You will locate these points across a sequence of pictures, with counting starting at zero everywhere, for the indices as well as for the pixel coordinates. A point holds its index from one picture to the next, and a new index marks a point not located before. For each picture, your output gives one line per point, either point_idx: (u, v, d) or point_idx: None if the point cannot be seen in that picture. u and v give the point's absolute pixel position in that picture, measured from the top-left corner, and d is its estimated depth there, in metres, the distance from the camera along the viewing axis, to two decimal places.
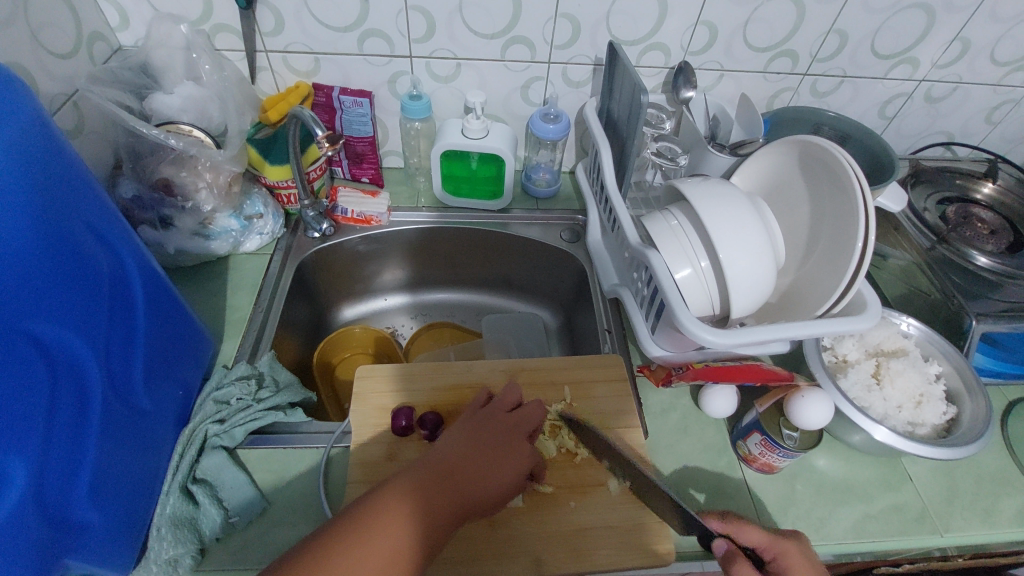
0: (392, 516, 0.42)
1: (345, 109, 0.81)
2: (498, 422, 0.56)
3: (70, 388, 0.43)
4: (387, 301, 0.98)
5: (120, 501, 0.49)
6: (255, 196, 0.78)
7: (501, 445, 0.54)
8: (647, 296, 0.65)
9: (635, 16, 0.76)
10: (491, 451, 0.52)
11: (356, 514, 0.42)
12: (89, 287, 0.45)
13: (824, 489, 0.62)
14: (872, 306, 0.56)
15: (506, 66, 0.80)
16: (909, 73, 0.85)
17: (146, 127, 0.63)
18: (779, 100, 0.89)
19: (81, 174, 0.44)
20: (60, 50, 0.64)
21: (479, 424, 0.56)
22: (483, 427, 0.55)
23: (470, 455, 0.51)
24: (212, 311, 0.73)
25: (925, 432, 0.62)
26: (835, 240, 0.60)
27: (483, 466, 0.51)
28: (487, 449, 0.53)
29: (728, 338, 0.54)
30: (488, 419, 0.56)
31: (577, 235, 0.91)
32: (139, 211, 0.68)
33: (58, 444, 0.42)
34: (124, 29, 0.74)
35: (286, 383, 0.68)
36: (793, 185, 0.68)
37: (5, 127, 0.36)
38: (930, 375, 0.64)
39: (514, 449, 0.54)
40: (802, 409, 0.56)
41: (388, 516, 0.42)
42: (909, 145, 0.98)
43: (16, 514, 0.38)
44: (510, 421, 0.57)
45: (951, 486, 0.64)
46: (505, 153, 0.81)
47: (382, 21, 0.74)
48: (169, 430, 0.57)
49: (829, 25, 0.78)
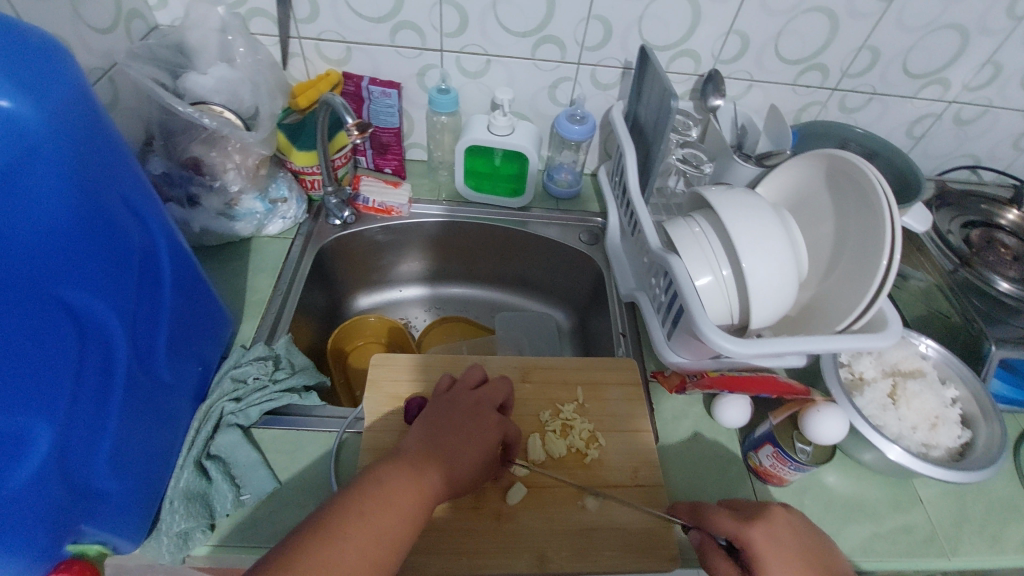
0: (387, 490, 0.45)
1: (373, 99, 0.82)
2: (466, 402, 0.56)
3: (97, 356, 0.44)
4: (402, 292, 0.98)
5: (137, 471, 0.50)
6: (281, 180, 0.79)
7: (477, 421, 0.54)
8: (665, 301, 0.65)
9: (668, 21, 0.76)
10: (468, 427, 0.54)
11: (354, 489, 0.44)
12: (120, 258, 0.45)
13: (833, 506, 0.62)
14: (893, 325, 0.56)
15: (535, 65, 0.81)
16: (939, 94, 0.85)
17: (180, 105, 0.63)
18: (807, 113, 0.88)
19: (118, 146, 0.45)
20: (99, 25, 0.65)
21: (448, 405, 0.56)
22: (452, 408, 0.55)
23: (448, 431, 0.52)
24: (232, 291, 0.74)
25: (939, 454, 0.61)
26: (858, 256, 0.60)
27: (465, 441, 0.52)
28: (464, 425, 0.54)
29: (746, 347, 0.54)
30: (460, 401, 0.57)
31: (596, 237, 0.90)
32: (168, 187, 0.69)
33: (83, 410, 0.42)
34: (162, 8, 0.75)
35: (302, 366, 0.69)
36: (818, 199, 0.67)
37: (53, 97, 0.37)
38: (946, 398, 0.64)
39: (491, 422, 0.55)
40: (817, 424, 0.56)
41: (384, 489, 0.45)
42: (935, 167, 0.97)
43: (37, 477, 0.39)
44: (480, 400, 0.58)
45: (962, 511, 0.63)
46: (529, 151, 0.82)
47: (415, 13, 0.75)
48: (186, 404, 0.58)
49: (862, 41, 0.78)
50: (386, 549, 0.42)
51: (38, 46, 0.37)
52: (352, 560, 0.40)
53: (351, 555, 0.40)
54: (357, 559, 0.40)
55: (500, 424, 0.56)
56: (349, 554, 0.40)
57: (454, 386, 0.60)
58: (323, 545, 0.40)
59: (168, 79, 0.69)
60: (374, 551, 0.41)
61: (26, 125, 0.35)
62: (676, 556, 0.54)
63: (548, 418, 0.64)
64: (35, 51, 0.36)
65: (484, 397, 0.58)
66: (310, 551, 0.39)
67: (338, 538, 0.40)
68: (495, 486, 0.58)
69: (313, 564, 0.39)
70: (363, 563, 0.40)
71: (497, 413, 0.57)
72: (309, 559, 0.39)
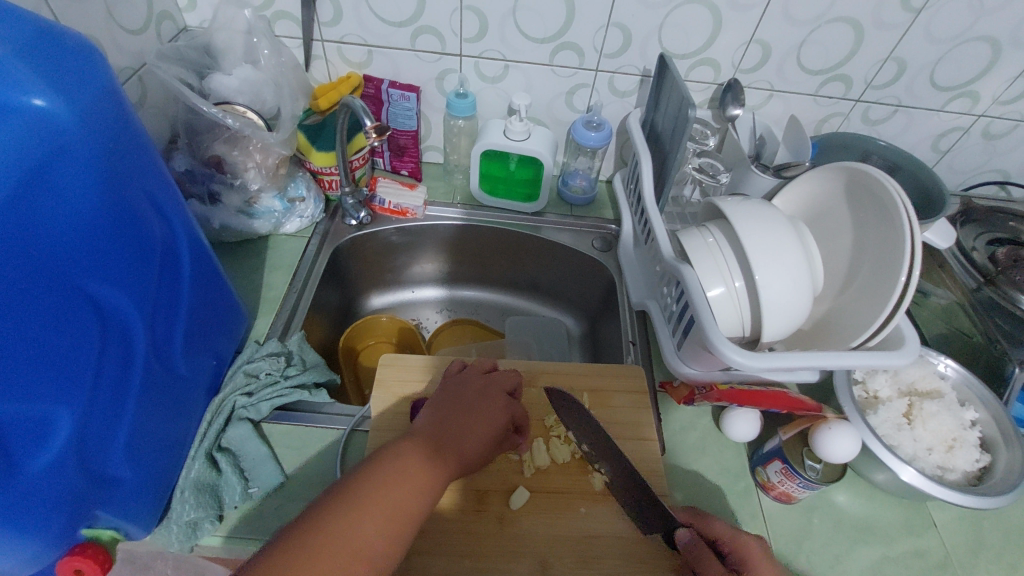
0: (398, 466, 0.46)
1: (393, 102, 0.83)
2: (472, 385, 0.57)
3: (117, 349, 0.45)
4: (417, 293, 0.99)
5: (151, 459, 0.51)
6: (300, 179, 0.81)
7: (485, 404, 0.56)
8: (676, 311, 0.65)
9: (687, 29, 0.75)
10: (478, 408, 0.55)
11: (370, 464, 0.46)
12: (142, 252, 0.47)
13: (843, 526, 0.60)
14: (911, 343, 0.55)
15: (553, 71, 0.81)
16: (967, 107, 0.83)
17: (205, 105, 0.66)
18: (828, 124, 0.87)
19: (145, 145, 0.46)
20: (131, 26, 0.68)
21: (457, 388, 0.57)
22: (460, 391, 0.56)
23: (456, 412, 0.53)
24: (248, 287, 0.75)
25: (955, 478, 0.59)
26: (876, 272, 0.59)
27: (473, 422, 0.53)
28: (474, 408, 0.55)
29: (757, 361, 0.53)
30: (466, 382, 0.58)
31: (609, 244, 0.90)
32: (191, 184, 0.71)
33: (101, 401, 0.44)
34: (191, 10, 0.77)
35: (313, 363, 0.70)
36: (836, 211, 0.66)
37: (84, 98, 0.38)
38: (964, 420, 0.62)
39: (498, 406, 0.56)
40: (828, 440, 0.55)
41: (395, 465, 0.46)
42: (961, 182, 0.95)
43: (56, 463, 0.41)
44: (488, 382, 0.59)
45: (978, 538, 0.61)
46: (545, 156, 0.82)
47: (436, 19, 0.76)
48: (200, 397, 0.60)
49: (887, 52, 0.77)
50: (404, 520, 0.43)
51: (72, 49, 0.38)
52: (374, 530, 0.41)
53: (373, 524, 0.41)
54: (379, 529, 0.41)
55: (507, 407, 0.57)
56: (367, 523, 0.41)
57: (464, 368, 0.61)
58: (340, 519, 0.40)
59: (194, 79, 0.71)
60: (393, 522, 0.42)
61: (59, 124, 0.37)
62: (660, 567, 0.54)
63: (553, 423, 0.64)
64: (70, 54, 0.38)
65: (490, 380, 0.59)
66: (331, 521, 0.40)
67: (357, 507, 0.41)
68: (497, 489, 0.58)
69: (332, 534, 0.39)
70: (385, 533, 0.41)
71: (505, 397, 0.58)
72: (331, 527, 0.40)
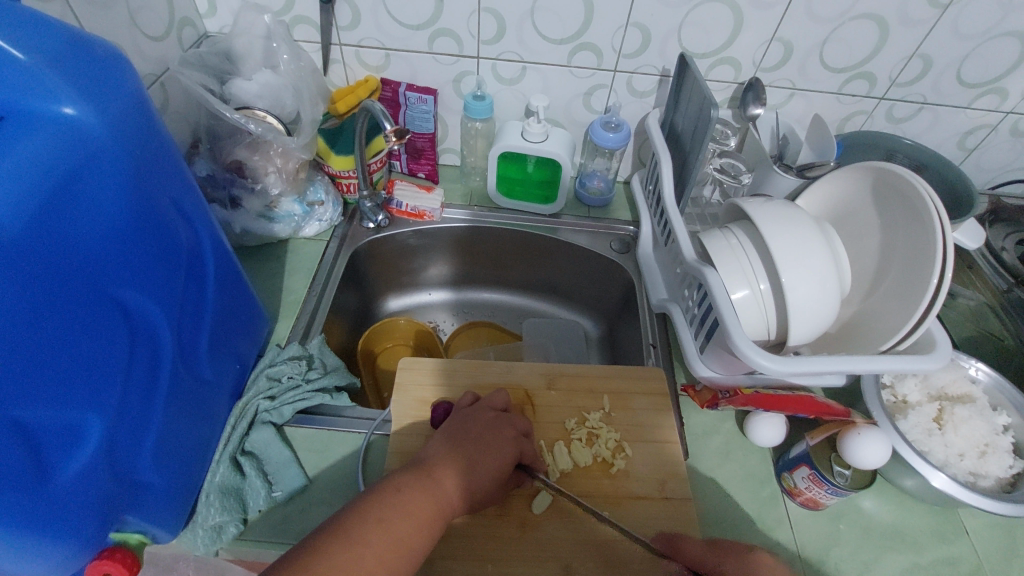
0: (405, 497, 0.46)
1: (410, 105, 0.84)
2: (482, 420, 0.57)
3: (145, 353, 0.46)
4: (432, 296, 0.99)
5: (178, 463, 0.52)
6: (319, 183, 0.81)
7: (496, 435, 0.56)
8: (698, 315, 0.64)
9: (707, 28, 0.74)
10: (490, 444, 0.54)
11: (372, 497, 0.45)
12: (167, 257, 0.47)
13: (871, 533, 0.59)
14: (942, 347, 0.53)
15: (571, 72, 0.80)
16: (996, 104, 0.81)
17: (228, 110, 0.66)
18: (851, 123, 0.85)
19: (171, 151, 0.46)
20: (153, 33, 0.68)
21: (465, 422, 0.57)
22: (472, 424, 0.56)
23: (474, 451, 0.53)
24: (269, 290, 0.76)
25: (988, 484, 0.58)
26: (906, 273, 0.57)
27: (487, 453, 0.53)
28: (486, 440, 0.54)
29: (784, 365, 0.52)
30: (474, 417, 0.58)
31: (627, 246, 0.89)
32: (212, 189, 0.73)
33: (131, 405, 0.45)
34: (211, 15, 0.78)
35: (334, 366, 0.70)
36: (863, 214, 0.65)
37: (111, 106, 0.38)
38: (997, 425, 0.60)
39: (508, 437, 0.56)
40: (859, 447, 0.54)
41: (401, 500, 0.46)
42: (989, 180, 0.93)
43: (87, 467, 0.41)
44: (498, 418, 0.58)
45: (1012, 545, 0.60)
46: (563, 158, 0.81)
47: (453, 21, 0.75)
48: (224, 401, 0.60)
49: (912, 49, 0.75)
50: (404, 556, 0.43)
51: (99, 56, 0.38)
52: (370, 566, 0.41)
53: (368, 560, 0.41)
54: (375, 566, 0.41)
55: (516, 440, 0.56)
56: (366, 561, 0.41)
57: (476, 402, 0.60)
58: (342, 552, 0.40)
59: (216, 85, 0.72)
60: (394, 554, 0.42)
61: (88, 130, 0.37)
62: None
63: (574, 426, 0.63)
64: (95, 61, 0.38)
65: (503, 416, 0.59)
66: (329, 555, 0.40)
67: (358, 544, 0.41)
68: (518, 495, 0.57)
69: (332, 567, 0.39)
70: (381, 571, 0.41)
71: (517, 432, 0.57)
72: (328, 561, 0.40)
